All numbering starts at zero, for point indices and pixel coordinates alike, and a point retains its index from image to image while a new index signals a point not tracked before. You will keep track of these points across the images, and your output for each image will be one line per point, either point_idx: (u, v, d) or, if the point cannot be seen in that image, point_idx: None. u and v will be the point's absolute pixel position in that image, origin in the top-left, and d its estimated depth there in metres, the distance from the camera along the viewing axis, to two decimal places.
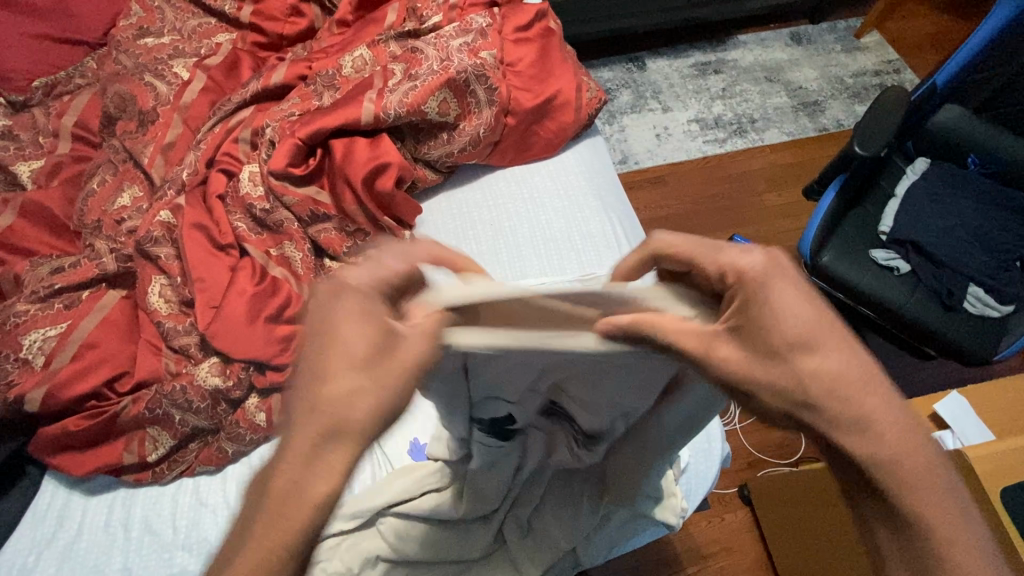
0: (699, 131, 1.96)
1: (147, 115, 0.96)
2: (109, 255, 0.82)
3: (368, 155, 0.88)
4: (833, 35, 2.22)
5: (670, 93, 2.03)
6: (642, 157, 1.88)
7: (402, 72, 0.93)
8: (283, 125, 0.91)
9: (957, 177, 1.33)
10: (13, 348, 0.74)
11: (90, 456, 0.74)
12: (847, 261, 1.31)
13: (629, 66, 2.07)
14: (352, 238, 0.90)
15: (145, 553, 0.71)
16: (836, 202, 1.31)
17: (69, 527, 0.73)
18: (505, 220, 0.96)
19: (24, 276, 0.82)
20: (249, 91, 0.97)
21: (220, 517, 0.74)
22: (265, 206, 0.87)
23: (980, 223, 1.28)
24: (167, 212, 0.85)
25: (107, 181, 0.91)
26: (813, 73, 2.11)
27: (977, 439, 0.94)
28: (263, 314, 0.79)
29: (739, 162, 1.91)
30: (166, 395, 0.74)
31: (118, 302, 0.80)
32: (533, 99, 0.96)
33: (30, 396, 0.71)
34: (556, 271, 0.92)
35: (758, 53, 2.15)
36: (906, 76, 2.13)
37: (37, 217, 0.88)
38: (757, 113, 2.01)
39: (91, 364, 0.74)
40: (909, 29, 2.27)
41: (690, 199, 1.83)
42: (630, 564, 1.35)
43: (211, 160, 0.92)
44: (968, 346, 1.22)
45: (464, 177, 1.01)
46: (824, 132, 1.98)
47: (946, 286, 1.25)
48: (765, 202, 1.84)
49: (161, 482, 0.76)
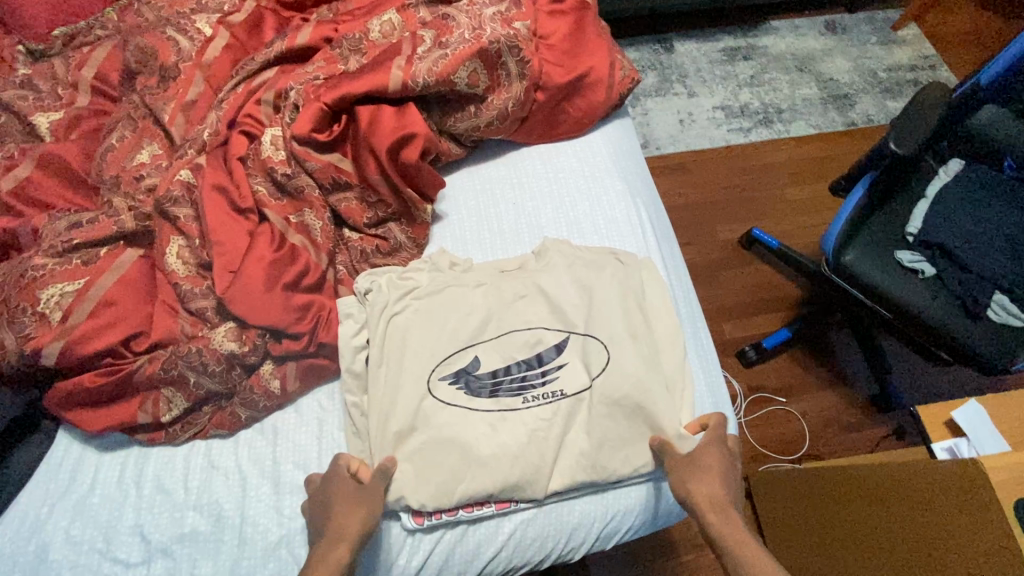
0: (723, 118, 2.24)
1: (169, 71, 0.93)
2: (127, 213, 0.80)
3: (394, 124, 0.83)
4: (869, 26, 2.51)
5: (696, 78, 2.33)
6: (662, 143, 2.17)
7: (432, 39, 0.87)
8: (308, 88, 0.85)
9: (992, 180, 1.30)
10: (30, 302, 0.73)
11: (104, 413, 0.74)
12: (870, 261, 1.29)
13: (656, 48, 2.38)
14: (373, 209, 0.85)
15: (158, 511, 0.72)
16: (863, 200, 1.31)
17: (81, 482, 0.74)
18: (530, 183, 0.95)
19: (42, 230, 0.80)
20: (273, 51, 0.92)
21: (232, 482, 0.74)
22: (287, 170, 0.82)
23: (1014, 231, 1.24)
24: (187, 171, 0.81)
25: (127, 137, 0.89)
26: (846, 65, 2.40)
27: (992, 450, 0.91)
28: (283, 281, 0.77)
29: (761, 151, 2.17)
30: (182, 356, 0.73)
31: (136, 261, 0.79)
32: (564, 74, 0.91)
33: (47, 350, 0.70)
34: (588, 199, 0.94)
35: (791, 41, 2.44)
36: (939, 74, 2.40)
37: (55, 170, 0.86)
38: (784, 104, 2.28)
39: (107, 322, 0.73)
40: (945, 26, 2.52)
41: (708, 186, 2.09)
42: (625, 551, 1.38)
43: (233, 120, 0.87)
44: (982, 353, 1.20)
45: (498, 156, 0.98)
46: (851, 126, 2.25)
47: (970, 292, 1.21)
48: (785, 196, 2.07)
49: (174, 443, 0.76)
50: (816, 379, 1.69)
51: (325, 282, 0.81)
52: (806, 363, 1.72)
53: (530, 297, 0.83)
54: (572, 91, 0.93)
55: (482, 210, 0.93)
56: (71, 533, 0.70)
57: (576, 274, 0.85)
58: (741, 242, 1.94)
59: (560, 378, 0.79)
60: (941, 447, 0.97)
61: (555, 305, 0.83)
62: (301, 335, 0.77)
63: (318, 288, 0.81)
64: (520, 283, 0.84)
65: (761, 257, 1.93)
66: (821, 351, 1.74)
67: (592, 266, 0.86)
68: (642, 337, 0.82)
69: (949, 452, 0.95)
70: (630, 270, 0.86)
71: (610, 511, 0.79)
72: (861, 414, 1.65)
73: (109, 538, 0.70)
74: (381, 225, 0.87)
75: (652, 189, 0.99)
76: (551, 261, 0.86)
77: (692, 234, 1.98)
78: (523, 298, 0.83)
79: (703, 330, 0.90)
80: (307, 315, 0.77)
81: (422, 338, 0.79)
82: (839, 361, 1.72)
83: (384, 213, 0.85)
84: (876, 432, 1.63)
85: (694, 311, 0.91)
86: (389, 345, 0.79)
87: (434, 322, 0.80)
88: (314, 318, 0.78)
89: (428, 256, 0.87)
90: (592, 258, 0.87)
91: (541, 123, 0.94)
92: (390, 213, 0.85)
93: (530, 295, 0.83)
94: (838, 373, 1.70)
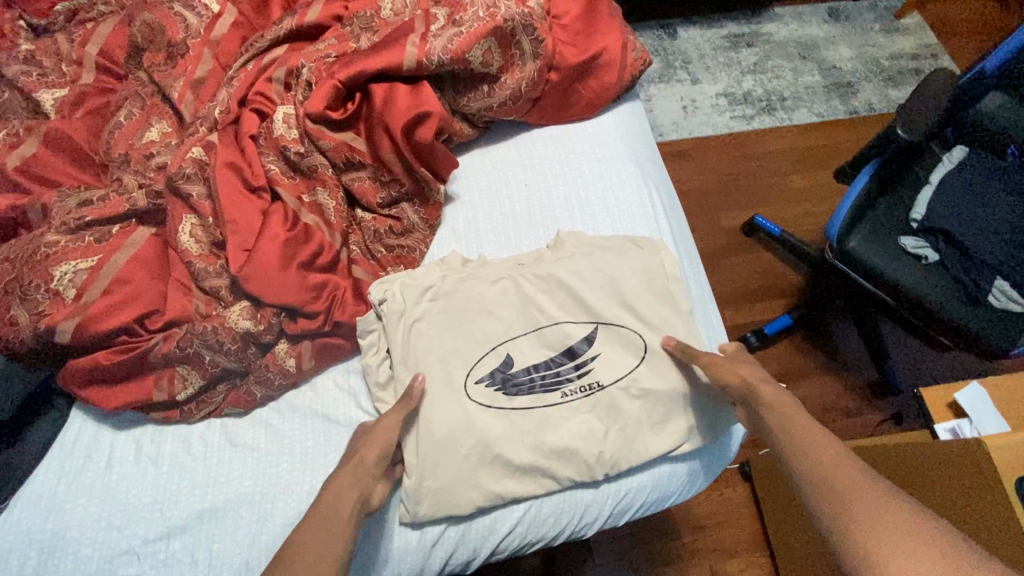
0: (726, 105, 2.24)
1: (176, 48, 0.91)
2: (138, 191, 0.80)
3: (408, 103, 0.82)
4: (872, 14, 2.50)
5: (699, 65, 2.32)
6: (665, 129, 2.17)
7: (446, 17, 0.86)
8: (320, 66, 0.84)
9: (994, 167, 1.31)
10: (43, 279, 0.72)
11: (119, 391, 0.74)
12: (875, 248, 1.30)
13: (660, 34, 2.37)
14: (386, 188, 0.85)
15: (175, 488, 0.72)
16: (867, 187, 1.32)
17: (97, 460, 0.74)
18: (541, 163, 0.94)
19: (51, 208, 0.79)
20: (283, 28, 0.90)
21: (248, 459, 0.75)
22: (300, 149, 0.81)
23: (1015, 217, 1.25)
24: (199, 149, 0.80)
25: (135, 115, 0.88)
26: (849, 53, 2.39)
27: (993, 430, 0.93)
28: (298, 260, 0.76)
29: (763, 139, 2.17)
30: (197, 335, 0.73)
31: (148, 239, 0.78)
32: (577, 55, 0.91)
33: (62, 327, 0.70)
34: (603, 187, 0.94)
35: (794, 29, 2.44)
36: (941, 63, 2.40)
37: (61, 147, 0.85)
38: (787, 91, 2.28)
39: (121, 300, 0.73)
40: (948, 14, 2.52)
41: (711, 173, 2.09)
42: (627, 531, 1.41)
43: (244, 98, 0.86)
44: (982, 338, 1.22)
45: (508, 137, 0.97)
46: (854, 114, 2.26)
47: (972, 278, 1.23)
48: (787, 183, 2.08)
49: (189, 421, 0.76)
50: (813, 364, 1.73)
51: (339, 262, 0.81)
52: (805, 349, 1.74)
53: (551, 294, 0.83)
54: (585, 72, 0.93)
55: (492, 195, 0.92)
56: (89, 510, 0.70)
57: (597, 263, 0.85)
58: (743, 230, 1.95)
59: (595, 369, 0.80)
60: (944, 429, 0.99)
61: (580, 299, 0.83)
62: (316, 314, 0.76)
63: (333, 267, 0.80)
64: (541, 278, 0.84)
65: (762, 244, 1.94)
66: (821, 337, 1.76)
67: (612, 253, 0.86)
68: (670, 327, 0.83)
69: (951, 432, 0.96)
70: (648, 255, 0.86)
71: (622, 489, 0.80)
72: (859, 400, 1.67)
73: (127, 515, 0.71)
74: (394, 206, 0.86)
75: (663, 171, 0.99)
76: (570, 253, 0.86)
77: (694, 221, 1.99)
78: (546, 292, 0.83)
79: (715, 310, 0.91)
80: (322, 295, 0.77)
81: (444, 328, 0.79)
82: (839, 347, 1.74)
83: (397, 193, 0.85)
84: (874, 417, 1.65)
85: (706, 292, 0.92)
86: (410, 346, 0.78)
87: (458, 320, 0.80)
88: (329, 297, 0.78)
89: (440, 260, 0.85)
90: (610, 248, 0.87)
91: (553, 104, 0.93)
92: (404, 193, 0.85)
93: (553, 287, 0.83)
94: (837, 359, 1.72)
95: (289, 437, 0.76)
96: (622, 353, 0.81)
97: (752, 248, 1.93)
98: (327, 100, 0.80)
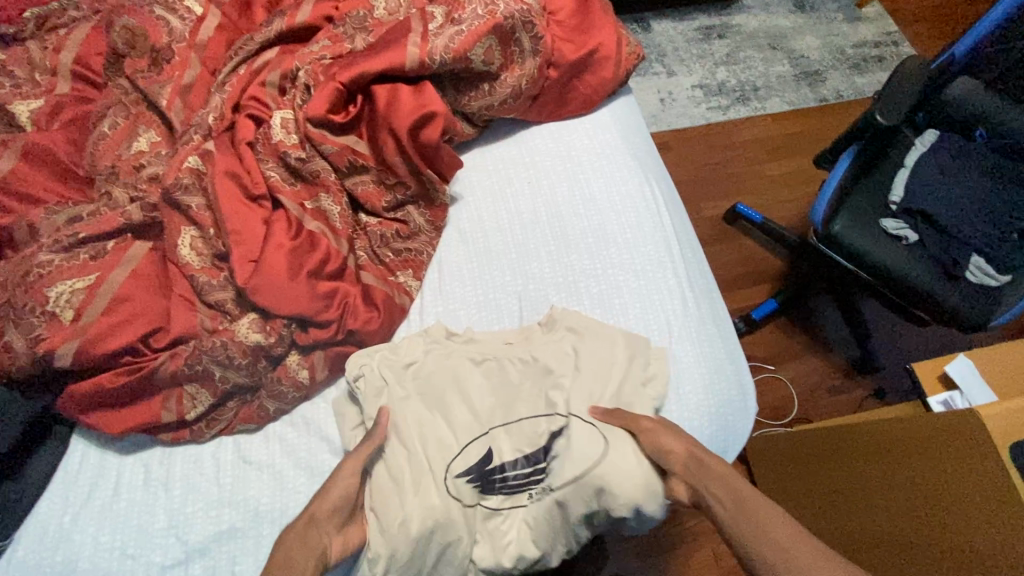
0: (702, 97, 2.28)
1: (161, 53, 0.87)
2: (131, 204, 0.76)
3: (413, 103, 0.80)
4: (835, 4, 2.58)
5: (674, 57, 2.36)
6: (644, 122, 2.19)
7: (443, 16, 0.85)
8: (316, 68, 0.82)
9: (965, 148, 1.38)
10: (38, 301, 0.68)
11: (126, 414, 0.71)
12: (858, 231, 1.34)
13: (634, 28, 2.39)
14: (391, 192, 0.83)
15: (189, 511, 0.70)
16: (847, 172, 1.37)
17: (105, 487, 0.71)
18: (539, 169, 0.94)
19: (39, 226, 0.75)
20: (273, 31, 0.88)
21: (265, 477, 0.72)
22: (301, 154, 0.79)
23: (986, 195, 1.32)
24: (195, 158, 0.78)
25: (121, 125, 0.84)
26: (815, 43, 2.46)
27: (982, 401, 0.97)
28: (306, 269, 0.74)
29: (739, 129, 2.22)
30: (207, 350, 0.71)
31: (146, 254, 0.75)
32: (575, 51, 0.91)
33: (62, 350, 0.67)
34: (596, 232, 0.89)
35: (762, 20, 2.49)
36: (902, 49, 2.49)
37: (44, 161, 0.81)
38: (759, 81, 2.33)
39: (123, 319, 0.70)
40: (905, 2, 2.62)
41: (692, 165, 2.13)
42: None
43: (237, 103, 0.83)
44: (963, 313, 1.28)
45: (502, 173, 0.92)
46: (823, 102, 2.32)
47: (950, 256, 1.28)
48: (765, 171, 2.14)
49: (200, 440, 0.74)
50: (798, 345, 1.78)
51: (347, 269, 0.79)
52: (791, 332, 1.80)
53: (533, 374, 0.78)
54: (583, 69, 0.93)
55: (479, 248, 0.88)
56: (101, 540, 0.68)
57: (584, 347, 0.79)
58: (724, 218, 2.00)
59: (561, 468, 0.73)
60: (937, 400, 1.03)
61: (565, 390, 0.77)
62: (329, 322, 0.74)
63: (341, 274, 0.78)
64: (528, 354, 0.79)
65: (745, 231, 1.99)
66: (805, 318, 1.82)
67: (598, 332, 0.80)
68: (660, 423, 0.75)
69: (945, 404, 1.00)
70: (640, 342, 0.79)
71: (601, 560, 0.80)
72: (844, 377, 1.74)
73: (142, 542, 0.68)
74: (399, 209, 0.85)
75: (660, 163, 1.00)
76: (560, 334, 0.80)
77: None
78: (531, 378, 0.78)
79: (742, 368, 0.85)
80: (334, 303, 0.75)
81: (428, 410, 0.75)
82: (822, 327, 1.81)
83: (403, 195, 0.83)
84: (859, 393, 1.72)
85: (732, 347, 0.86)
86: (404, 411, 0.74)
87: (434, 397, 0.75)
88: (340, 305, 0.76)
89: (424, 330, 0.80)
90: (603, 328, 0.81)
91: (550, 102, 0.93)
92: (410, 196, 0.84)
93: (534, 371, 0.78)
94: (822, 340, 1.79)
95: (306, 451, 0.74)
96: (615, 461, 0.71)
97: (735, 236, 1.98)
98: (327, 104, 0.79)
